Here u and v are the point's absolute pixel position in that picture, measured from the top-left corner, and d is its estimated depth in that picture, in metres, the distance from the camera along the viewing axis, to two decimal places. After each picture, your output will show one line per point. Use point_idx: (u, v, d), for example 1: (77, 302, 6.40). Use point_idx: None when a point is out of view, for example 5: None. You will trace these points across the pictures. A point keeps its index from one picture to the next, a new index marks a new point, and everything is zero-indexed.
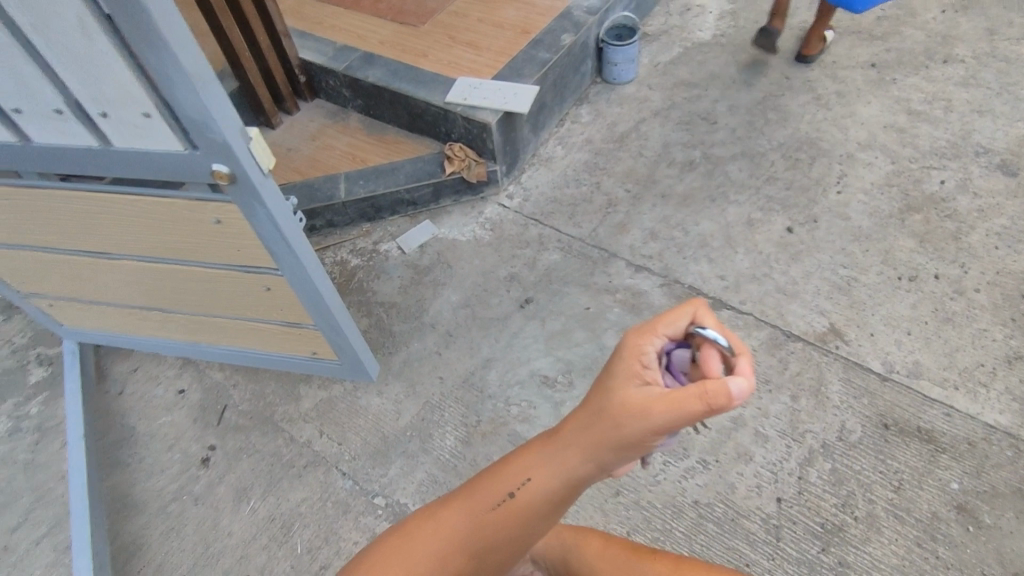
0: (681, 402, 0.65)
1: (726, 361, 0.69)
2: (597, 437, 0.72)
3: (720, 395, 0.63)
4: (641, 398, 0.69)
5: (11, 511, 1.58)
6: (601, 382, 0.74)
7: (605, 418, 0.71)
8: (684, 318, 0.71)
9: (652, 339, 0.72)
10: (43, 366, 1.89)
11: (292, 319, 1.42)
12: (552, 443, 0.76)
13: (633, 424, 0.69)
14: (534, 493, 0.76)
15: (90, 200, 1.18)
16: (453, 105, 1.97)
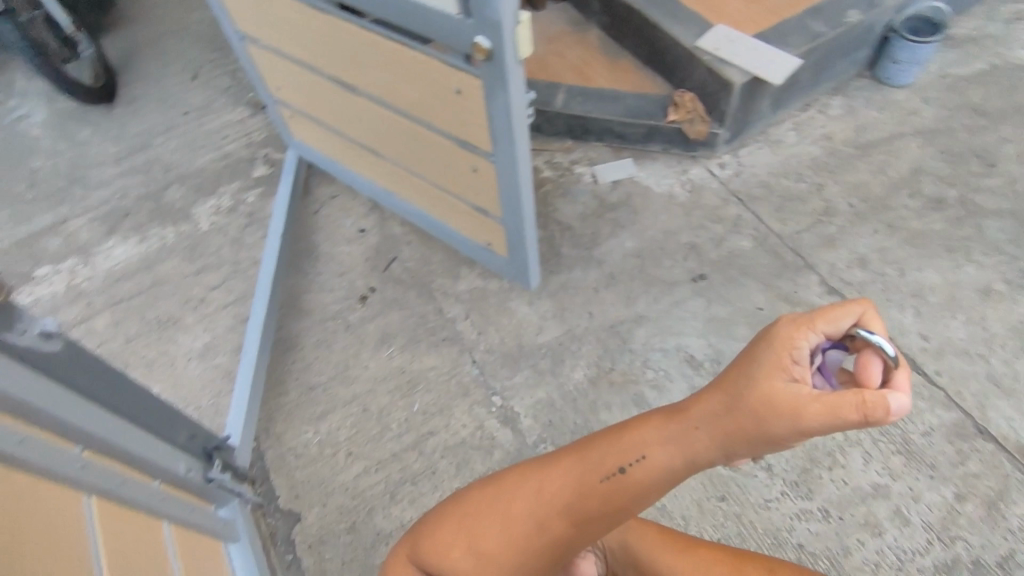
0: (837, 409, 0.58)
1: (885, 369, 0.63)
2: (730, 427, 0.65)
3: (880, 407, 0.57)
4: (790, 397, 0.61)
5: (213, 273, 1.88)
6: (740, 369, 0.66)
7: (744, 411, 0.64)
8: (846, 317, 0.64)
9: (808, 333, 0.64)
10: (266, 166, 2.17)
11: (482, 206, 1.47)
12: (676, 426, 0.70)
13: (777, 423, 0.61)
14: (648, 470, 0.71)
15: (358, 36, 1.26)
16: (701, 51, 1.83)
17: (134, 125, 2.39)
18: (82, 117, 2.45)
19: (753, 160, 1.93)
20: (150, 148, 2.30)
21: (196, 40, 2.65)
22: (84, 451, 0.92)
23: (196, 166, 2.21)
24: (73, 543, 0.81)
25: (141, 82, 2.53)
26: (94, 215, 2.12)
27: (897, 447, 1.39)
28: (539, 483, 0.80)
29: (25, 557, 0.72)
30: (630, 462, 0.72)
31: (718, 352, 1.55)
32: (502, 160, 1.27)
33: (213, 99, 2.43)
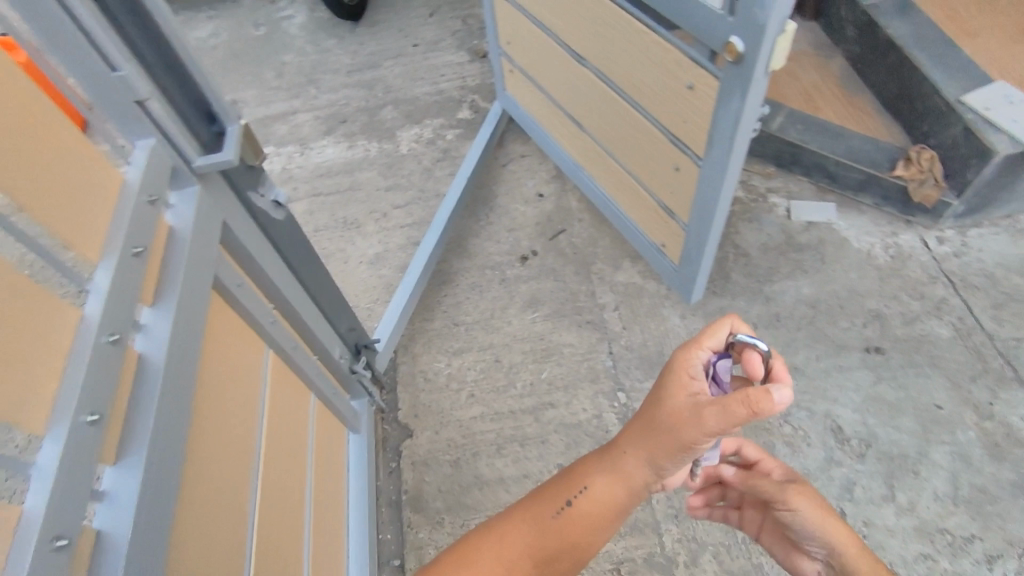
0: (728, 409, 0.64)
1: (767, 363, 0.70)
2: (656, 449, 0.72)
3: (762, 400, 0.61)
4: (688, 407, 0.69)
5: (399, 195, 2.03)
6: (652, 401, 0.74)
7: (658, 433, 0.71)
8: (722, 329, 0.73)
9: (696, 351, 0.73)
10: (470, 111, 2.28)
11: (670, 206, 1.43)
12: (612, 460, 0.77)
13: (687, 432, 0.68)
14: (592, 501, 0.77)
15: (607, 10, 1.27)
16: (964, 108, 1.61)
17: (370, 45, 2.62)
18: (332, 27, 2.74)
19: (984, 244, 1.69)
20: (378, 68, 2.51)
21: None
22: (274, 309, 1.05)
23: (411, 95, 2.38)
24: (252, 383, 0.94)
25: (387, 8, 2.76)
26: (318, 114, 2.37)
27: None
28: (491, 538, 0.78)
29: (221, 379, 0.84)
30: (573, 496, 0.77)
31: (872, 435, 1.41)
32: (710, 166, 1.22)
33: (442, 38, 2.59)
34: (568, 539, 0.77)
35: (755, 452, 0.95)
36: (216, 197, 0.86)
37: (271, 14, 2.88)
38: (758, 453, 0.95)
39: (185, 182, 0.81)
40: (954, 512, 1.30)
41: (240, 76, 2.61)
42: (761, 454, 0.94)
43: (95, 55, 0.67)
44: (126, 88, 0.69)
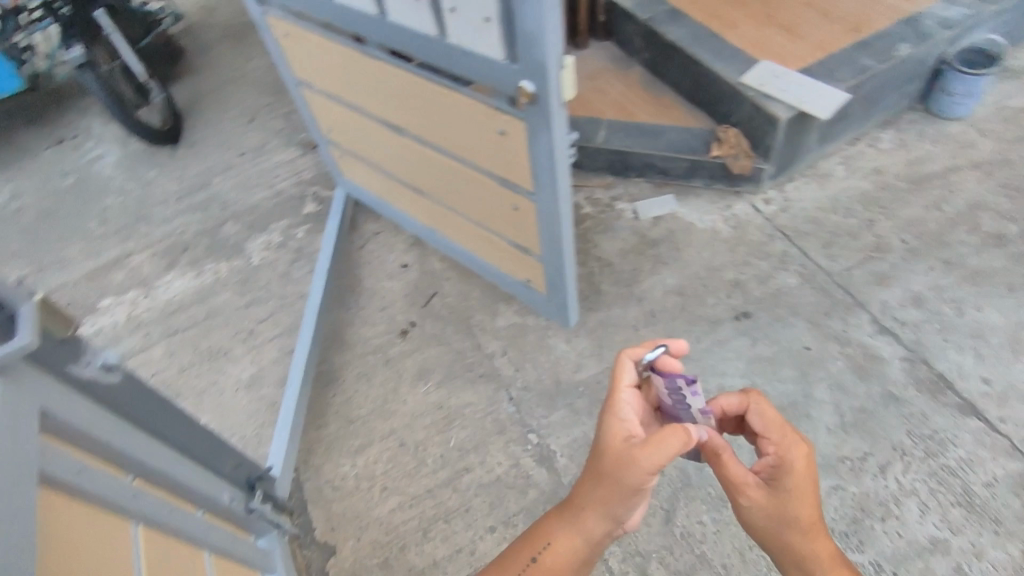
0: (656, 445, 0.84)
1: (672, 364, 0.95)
2: (609, 497, 0.88)
3: (691, 427, 0.82)
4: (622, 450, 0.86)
5: (262, 307, 1.95)
6: (596, 453, 0.90)
7: (607, 481, 0.88)
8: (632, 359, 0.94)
9: (624, 388, 0.93)
10: (315, 203, 2.26)
11: (522, 244, 1.48)
12: (574, 512, 0.92)
13: (628, 472, 0.85)
14: (559, 553, 0.92)
15: (407, 81, 1.31)
16: (747, 87, 1.82)
17: (195, 165, 2.54)
18: (149, 158, 2.62)
19: (800, 195, 1.89)
20: (209, 186, 2.43)
21: (255, 86, 2.82)
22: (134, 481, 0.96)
23: (250, 203, 2.32)
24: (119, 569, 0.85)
25: (204, 124, 2.70)
26: (155, 249, 2.24)
27: (958, 498, 1.31)
28: None
29: None
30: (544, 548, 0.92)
31: (763, 393, 1.50)
32: (543, 199, 1.28)
33: (267, 140, 2.56)
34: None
35: (766, 423, 0.90)
36: (26, 385, 0.75)
37: (78, 160, 2.71)
38: (765, 425, 0.91)
39: None
40: (848, 439, 1.40)
41: (58, 233, 2.42)
42: (766, 429, 0.90)
43: None
44: None
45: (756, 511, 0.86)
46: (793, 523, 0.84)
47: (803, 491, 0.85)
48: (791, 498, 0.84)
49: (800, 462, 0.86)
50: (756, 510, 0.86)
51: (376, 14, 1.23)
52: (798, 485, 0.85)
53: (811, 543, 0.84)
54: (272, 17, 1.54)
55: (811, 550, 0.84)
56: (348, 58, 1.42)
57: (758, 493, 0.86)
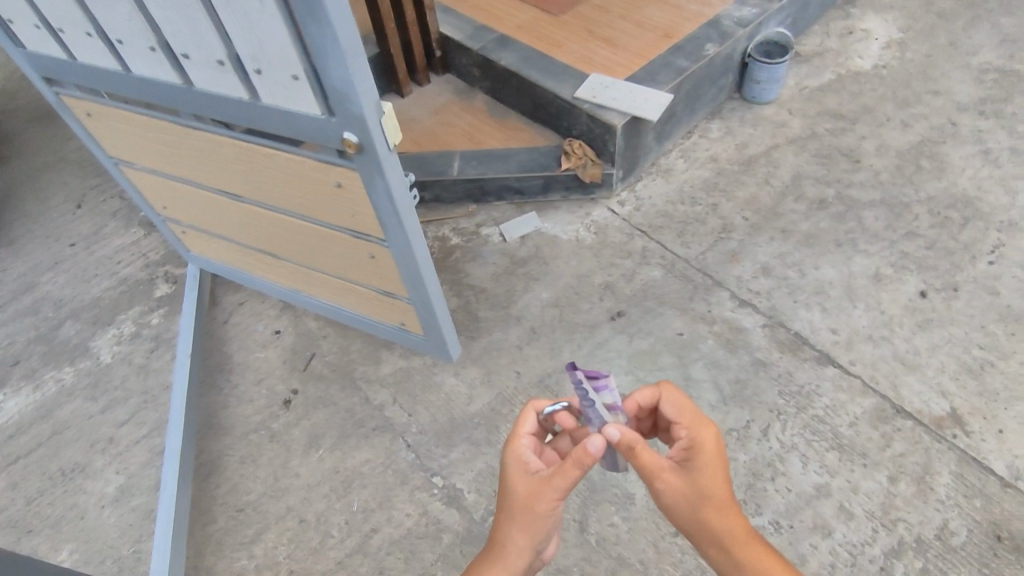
0: (558, 479, 0.87)
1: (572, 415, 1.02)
2: (525, 537, 0.91)
3: (586, 453, 0.84)
4: (533, 492, 0.90)
5: (121, 408, 1.76)
6: (505, 497, 0.93)
7: (521, 523, 0.91)
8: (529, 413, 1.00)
9: (522, 437, 0.96)
10: (168, 284, 2.09)
11: (386, 291, 1.46)
12: (493, 559, 0.92)
13: (541, 508, 0.89)
14: None
15: (232, 146, 1.26)
16: (581, 101, 1.92)
17: (18, 265, 2.26)
18: None
19: (649, 192, 2.01)
20: (39, 286, 2.18)
21: (80, 168, 2.58)
22: None
23: (91, 297, 2.10)
24: None
25: (23, 218, 2.42)
26: None
27: (830, 442, 1.42)
28: None
29: None
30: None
31: (648, 384, 1.56)
32: (395, 244, 1.27)
33: (102, 225, 2.34)
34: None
35: (677, 410, 0.94)
36: None
37: None
38: (677, 413, 0.94)
39: None
40: (729, 410, 1.49)
41: None
42: (679, 416, 0.93)
43: None
44: None
45: (672, 492, 0.85)
46: (706, 499, 0.85)
47: (715, 469, 0.86)
48: (705, 476, 0.86)
49: (711, 441, 0.88)
50: (672, 491, 0.85)
51: (181, 83, 1.17)
52: (710, 461, 0.87)
53: (726, 517, 0.84)
54: (69, 98, 1.41)
55: (725, 525, 0.84)
56: (165, 130, 1.34)
57: (673, 477, 0.86)
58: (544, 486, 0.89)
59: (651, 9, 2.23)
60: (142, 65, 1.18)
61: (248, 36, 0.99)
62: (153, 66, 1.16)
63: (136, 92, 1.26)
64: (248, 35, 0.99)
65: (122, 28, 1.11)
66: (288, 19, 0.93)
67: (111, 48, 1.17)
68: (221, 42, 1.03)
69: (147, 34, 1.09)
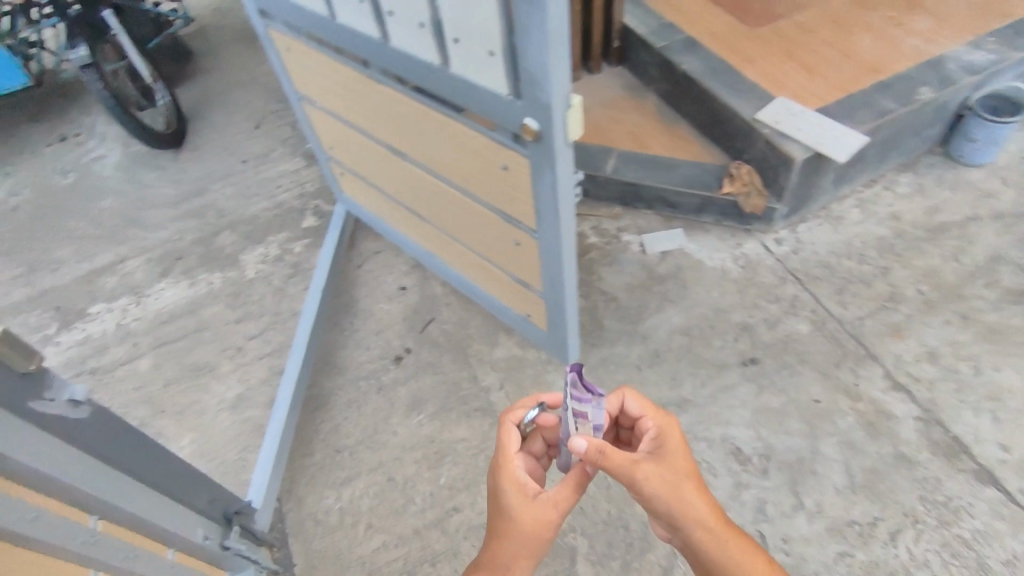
0: (561, 501, 0.84)
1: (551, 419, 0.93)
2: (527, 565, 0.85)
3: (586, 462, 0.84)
4: (536, 519, 0.84)
5: (254, 322, 1.90)
6: (497, 527, 0.87)
7: (522, 554, 0.84)
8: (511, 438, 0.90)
9: (506, 466, 0.89)
10: (315, 217, 2.20)
11: (523, 281, 1.40)
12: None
13: (545, 535, 0.84)
14: None
15: (410, 107, 1.25)
16: (761, 124, 1.78)
17: (196, 170, 2.49)
18: (150, 160, 2.58)
19: (813, 237, 1.84)
20: (208, 193, 2.38)
21: (262, 92, 2.77)
22: (98, 523, 0.93)
23: (249, 213, 2.26)
24: None
25: (208, 129, 2.65)
26: (148, 256, 2.19)
27: (969, 571, 1.25)
28: None
29: None
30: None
31: (768, 446, 1.44)
32: (544, 240, 1.18)
33: (271, 149, 2.51)
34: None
35: (641, 406, 0.89)
36: None
37: (79, 157, 2.67)
38: (642, 408, 0.89)
39: None
40: (856, 501, 1.34)
41: (53, 234, 2.38)
42: (643, 411, 0.89)
43: None
44: None
45: (654, 488, 0.80)
46: (682, 480, 0.81)
47: (681, 449, 0.84)
48: (675, 458, 0.83)
49: (672, 426, 0.87)
50: (652, 487, 0.80)
51: (378, 37, 1.16)
52: (679, 445, 0.85)
53: (703, 496, 0.81)
54: (277, 33, 1.49)
55: (705, 510, 0.81)
56: (352, 79, 1.36)
57: (649, 468, 0.81)
58: (549, 508, 0.84)
59: (863, 37, 2.00)
60: (347, 13, 1.18)
61: (454, 1, 0.92)
62: (358, 16, 1.17)
63: (336, 39, 1.29)
64: (455, 0, 0.92)
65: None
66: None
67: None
68: (427, 3, 0.98)
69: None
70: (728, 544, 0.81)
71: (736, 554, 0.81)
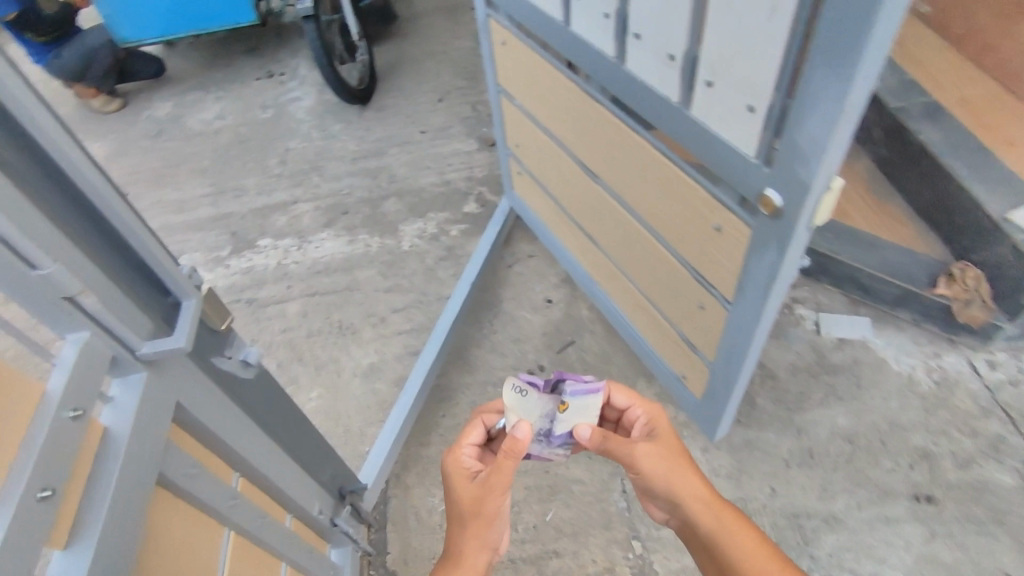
0: (495, 477, 0.89)
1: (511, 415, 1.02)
2: (480, 537, 0.92)
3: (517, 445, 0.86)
4: (478, 492, 0.91)
5: (401, 296, 1.96)
6: (455, 505, 0.94)
7: (476, 526, 0.91)
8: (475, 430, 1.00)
9: (462, 449, 0.97)
10: (476, 204, 2.19)
11: (694, 342, 1.28)
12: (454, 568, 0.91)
13: (492, 503, 0.91)
14: None
15: (624, 137, 1.13)
16: (1012, 226, 1.45)
17: (376, 131, 2.58)
18: (339, 112, 2.72)
19: None
20: (383, 156, 2.46)
21: (453, 66, 2.81)
22: (238, 480, 0.97)
23: (417, 185, 2.31)
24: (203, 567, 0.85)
25: (396, 92, 2.74)
26: (320, 205, 2.33)
27: None
28: None
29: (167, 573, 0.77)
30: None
31: None
32: (744, 319, 1.03)
33: (449, 124, 2.52)
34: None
35: (629, 398, 1.01)
36: (167, 378, 0.78)
37: (279, 96, 2.88)
38: (630, 400, 1.01)
39: (128, 370, 0.73)
40: None
41: (244, 162, 2.59)
42: (631, 402, 1.01)
43: (14, 258, 0.56)
44: (50, 289, 0.60)
45: (650, 466, 0.91)
46: (673, 455, 0.93)
47: (670, 433, 0.96)
48: (667, 439, 0.95)
49: (660, 416, 0.99)
50: (646, 463, 0.91)
51: (612, 57, 1.02)
52: (668, 431, 0.96)
53: (693, 472, 0.92)
54: (496, 24, 1.42)
55: (696, 486, 0.91)
56: (564, 90, 1.26)
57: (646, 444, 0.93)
58: (488, 485, 0.90)
59: None
60: (584, 24, 1.06)
61: (723, 44, 0.77)
62: (595, 31, 1.03)
63: (562, 46, 1.17)
64: (724, 43, 0.77)
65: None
66: (800, 45, 0.68)
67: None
68: (686, 37, 0.83)
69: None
70: (718, 513, 0.90)
71: (730, 525, 0.89)
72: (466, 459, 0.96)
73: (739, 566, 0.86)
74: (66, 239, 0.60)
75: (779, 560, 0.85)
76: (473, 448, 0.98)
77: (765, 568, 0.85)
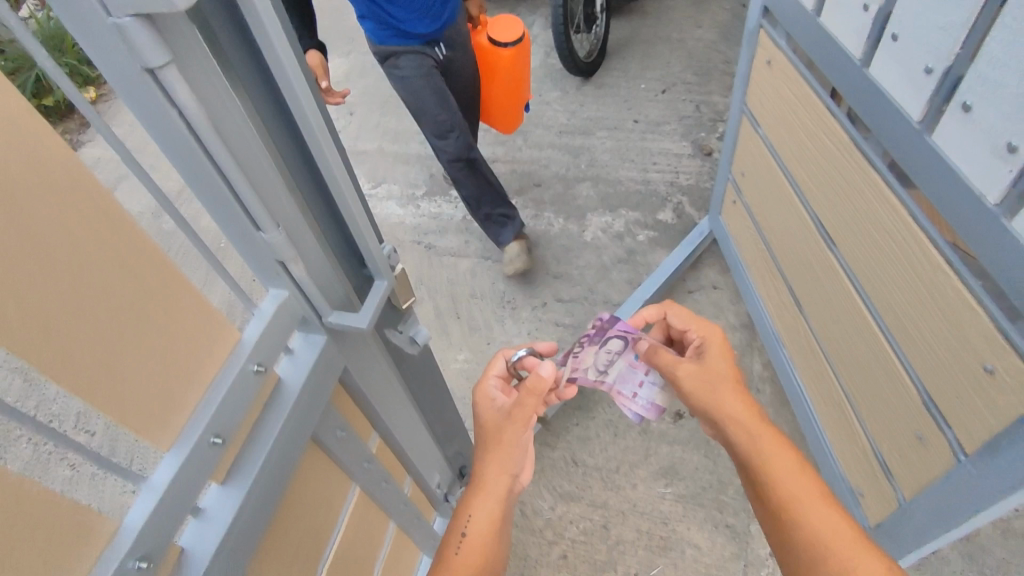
0: (519, 407, 0.82)
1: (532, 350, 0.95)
2: (503, 460, 0.81)
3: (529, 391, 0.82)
4: (502, 421, 0.83)
5: (572, 286, 1.93)
6: (479, 439, 0.85)
7: (501, 450, 0.82)
8: (501, 364, 0.92)
9: (484, 377, 0.90)
10: (672, 214, 2.06)
11: (891, 466, 1.05)
12: (473, 493, 0.81)
13: (512, 433, 0.82)
14: (479, 529, 0.78)
15: (892, 212, 0.93)
16: None
17: (590, 108, 2.49)
18: (558, 79, 2.66)
19: None
20: (589, 135, 2.38)
21: (686, 55, 2.61)
22: (377, 439, 0.97)
23: (616, 175, 2.21)
24: (326, 518, 0.86)
25: (620, 72, 2.61)
26: (515, 169, 2.32)
27: None
28: None
29: (297, 517, 0.79)
30: (460, 540, 0.77)
31: None
32: (975, 482, 0.83)
33: (668, 119, 2.36)
34: (474, 562, 0.76)
35: (684, 320, 0.91)
36: (343, 345, 0.79)
37: None
38: (682, 320, 0.91)
39: (313, 328, 0.74)
40: None
41: None
42: (684, 322, 0.91)
43: (244, 215, 0.57)
44: (269, 249, 0.61)
45: (688, 387, 0.84)
46: (715, 381, 0.83)
47: (722, 353, 0.85)
48: (716, 360, 0.85)
49: (714, 332, 0.87)
50: (688, 386, 0.84)
51: (916, 121, 0.84)
52: (720, 346, 0.86)
53: (736, 395, 0.81)
54: (767, 38, 1.25)
55: (739, 407, 0.80)
56: (828, 133, 1.07)
57: (688, 366, 0.84)
58: (511, 417, 0.83)
59: None
60: (890, 73, 0.87)
61: None
62: (907, 83, 0.84)
63: (845, 89, 0.99)
64: None
65: (919, 25, 0.80)
66: None
67: (874, 32, 0.90)
68: None
69: (947, 55, 0.77)
70: (759, 435, 0.78)
71: (772, 443, 0.77)
72: (491, 387, 0.88)
73: (775, 490, 0.74)
74: (284, 206, 0.61)
75: (821, 493, 0.73)
76: (498, 380, 0.90)
77: (802, 498, 0.73)
